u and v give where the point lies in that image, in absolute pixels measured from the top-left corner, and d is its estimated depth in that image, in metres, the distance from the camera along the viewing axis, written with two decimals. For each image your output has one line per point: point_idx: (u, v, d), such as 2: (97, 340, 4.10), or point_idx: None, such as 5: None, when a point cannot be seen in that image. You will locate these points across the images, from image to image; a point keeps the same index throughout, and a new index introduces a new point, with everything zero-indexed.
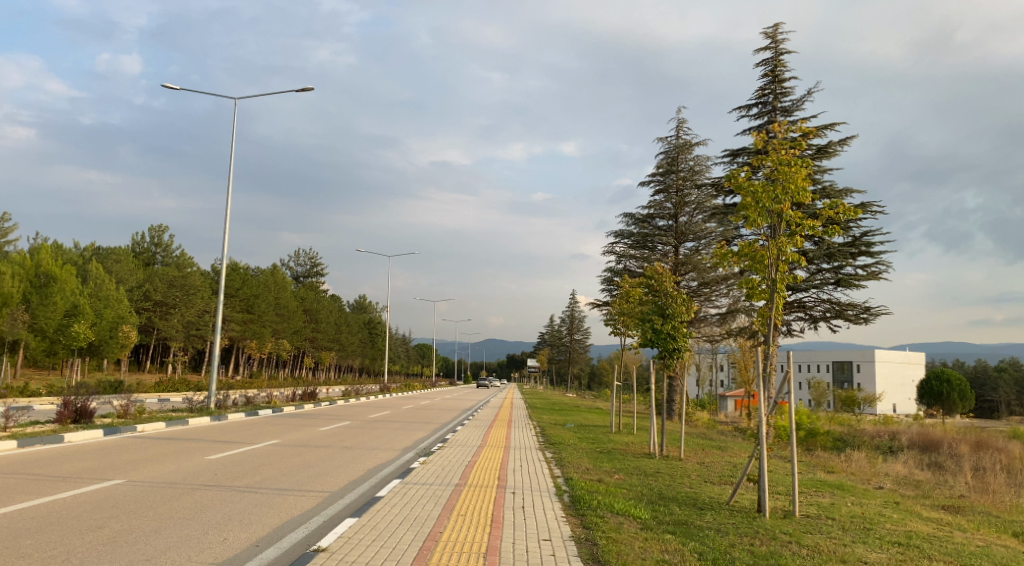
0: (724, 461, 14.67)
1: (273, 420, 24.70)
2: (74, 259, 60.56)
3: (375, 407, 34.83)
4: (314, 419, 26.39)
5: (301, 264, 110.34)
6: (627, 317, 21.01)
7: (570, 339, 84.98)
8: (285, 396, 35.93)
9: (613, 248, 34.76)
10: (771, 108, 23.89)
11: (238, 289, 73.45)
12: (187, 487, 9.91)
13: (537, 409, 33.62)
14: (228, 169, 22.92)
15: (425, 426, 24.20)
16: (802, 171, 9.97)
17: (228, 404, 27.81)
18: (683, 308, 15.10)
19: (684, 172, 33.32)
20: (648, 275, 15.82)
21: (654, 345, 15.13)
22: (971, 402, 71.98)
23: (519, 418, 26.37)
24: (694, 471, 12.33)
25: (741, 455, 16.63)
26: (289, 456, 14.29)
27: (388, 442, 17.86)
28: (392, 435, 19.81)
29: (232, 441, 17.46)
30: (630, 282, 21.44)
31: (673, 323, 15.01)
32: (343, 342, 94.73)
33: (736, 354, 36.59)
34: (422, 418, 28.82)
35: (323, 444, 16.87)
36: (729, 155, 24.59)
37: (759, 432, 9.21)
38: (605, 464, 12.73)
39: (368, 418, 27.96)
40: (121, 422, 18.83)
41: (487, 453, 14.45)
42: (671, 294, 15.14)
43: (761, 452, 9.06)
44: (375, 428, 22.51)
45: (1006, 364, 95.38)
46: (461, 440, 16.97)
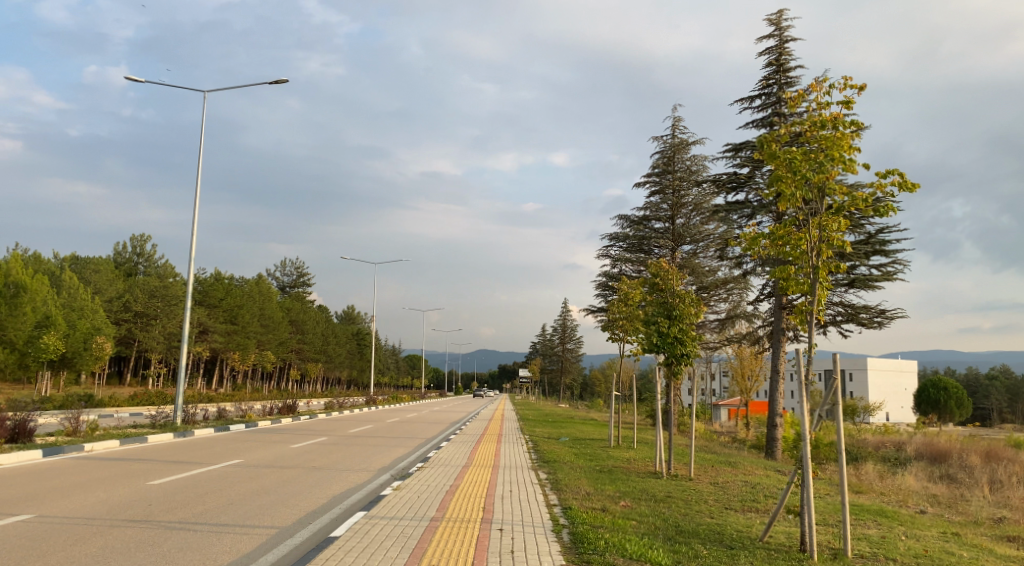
0: (741, 479, 13.06)
1: (245, 436, 22.93)
2: (49, 270, 58.65)
3: (358, 421, 33.05)
4: (290, 434, 24.66)
5: (288, 273, 108.45)
6: (627, 321, 19.50)
7: (561, 348, 83.36)
8: (264, 410, 34.18)
9: (607, 251, 33.23)
10: (776, 100, 22.41)
11: (222, 300, 71.62)
12: (104, 526, 8.12)
13: (528, 420, 31.97)
14: (197, 167, 21.43)
15: (409, 441, 22.54)
16: (850, 133, 7.66)
17: (197, 419, 26.02)
18: (692, 311, 13.45)
19: (682, 171, 31.90)
20: (652, 274, 13.99)
21: (660, 351, 13.46)
22: (969, 411, 70.67)
23: (510, 431, 24.75)
24: (711, 495, 10.69)
25: (758, 472, 15.00)
26: (250, 480, 12.59)
27: (364, 460, 16.12)
28: (371, 452, 18.12)
29: (190, 460, 15.74)
30: (628, 283, 19.87)
31: (681, 326, 13.38)
32: (329, 353, 92.78)
33: (733, 362, 35.00)
34: (406, 433, 27.12)
35: (291, 463, 15.16)
36: (730, 149, 23.00)
37: (804, 447, 7.49)
38: (607, 487, 11.09)
39: (348, 432, 26.29)
40: (69, 440, 17.04)
41: (472, 475, 12.75)
42: (677, 294, 13.53)
43: (805, 476, 7.42)
44: (353, 445, 20.74)
45: (998, 371, 94.54)
46: (444, 458, 15.29)
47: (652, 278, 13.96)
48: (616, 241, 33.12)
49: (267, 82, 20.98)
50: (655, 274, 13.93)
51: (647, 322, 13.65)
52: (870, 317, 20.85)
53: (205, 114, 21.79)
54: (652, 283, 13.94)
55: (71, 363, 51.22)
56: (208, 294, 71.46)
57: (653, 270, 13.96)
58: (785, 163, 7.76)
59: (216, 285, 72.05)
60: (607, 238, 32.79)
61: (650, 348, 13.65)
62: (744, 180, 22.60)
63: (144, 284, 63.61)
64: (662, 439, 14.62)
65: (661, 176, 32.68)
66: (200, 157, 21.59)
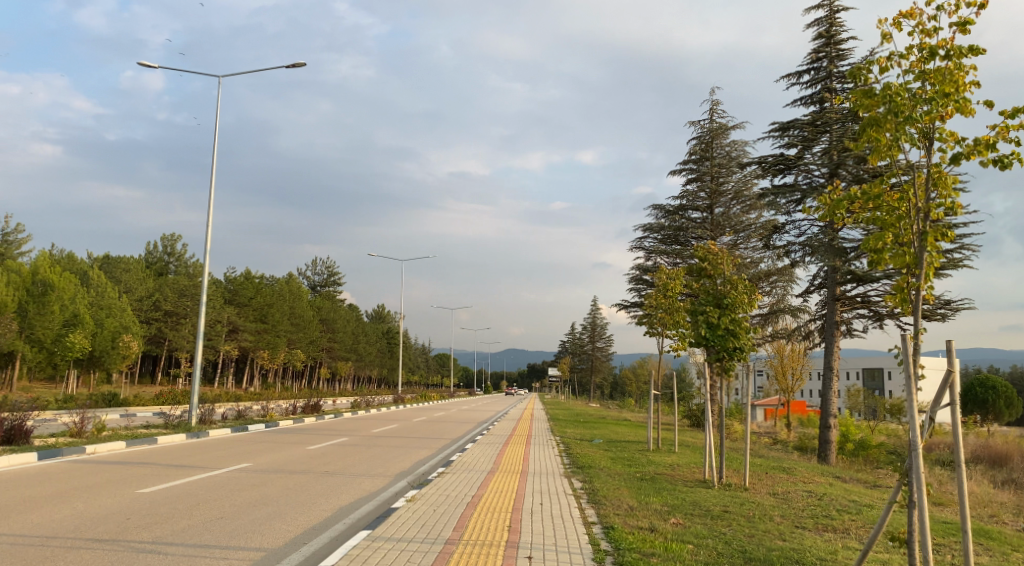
0: (805, 489, 11.54)
1: (262, 437, 21.79)
2: (79, 269, 58.59)
3: (382, 420, 31.85)
4: (310, 435, 23.53)
5: (318, 272, 108.24)
6: (667, 315, 18.02)
7: (592, 346, 81.75)
8: (288, 409, 33.17)
9: (642, 243, 31.72)
10: (826, 74, 20.80)
11: (252, 298, 71.20)
12: (60, 549, 6.87)
13: (560, 421, 30.52)
14: (213, 156, 20.58)
15: (434, 442, 21.22)
16: (966, 64, 6.02)
17: (215, 418, 25.04)
18: (747, 300, 11.97)
19: (720, 158, 30.59)
20: (697, 261, 12.46)
21: (709, 345, 11.93)
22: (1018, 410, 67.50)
23: (541, 432, 23.38)
24: (776, 510, 9.20)
25: (818, 480, 13.44)
26: (254, 487, 11.39)
27: (382, 464, 14.80)
28: (392, 456, 16.81)
29: (195, 463, 14.58)
30: (667, 273, 18.35)
31: (732, 316, 11.84)
32: (359, 352, 92.20)
33: (773, 360, 33.11)
34: (433, 433, 25.87)
35: (303, 467, 13.92)
36: (778, 128, 21.38)
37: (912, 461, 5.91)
38: (653, 500, 9.63)
39: (372, 433, 25.14)
40: (70, 442, 16.00)
41: (497, 484, 11.37)
42: (729, 281, 12.04)
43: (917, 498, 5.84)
44: (375, 446, 19.49)
45: None
46: (468, 463, 13.88)
47: (699, 264, 12.43)
48: (650, 232, 31.56)
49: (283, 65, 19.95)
50: (702, 259, 12.40)
51: (694, 311, 12.12)
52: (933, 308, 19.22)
53: (220, 101, 20.90)
54: (700, 269, 12.42)
55: (99, 362, 50.88)
56: (237, 292, 71.09)
57: (699, 255, 12.42)
58: (881, 104, 6.13)
59: (246, 283, 71.53)
60: (641, 229, 31.28)
61: (697, 342, 12.12)
62: (793, 162, 21.09)
63: (173, 283, 63.28)
64: (713, 440, 13.07)
65: (698, 163, 31.32)
66: (215, 145, 20.71)
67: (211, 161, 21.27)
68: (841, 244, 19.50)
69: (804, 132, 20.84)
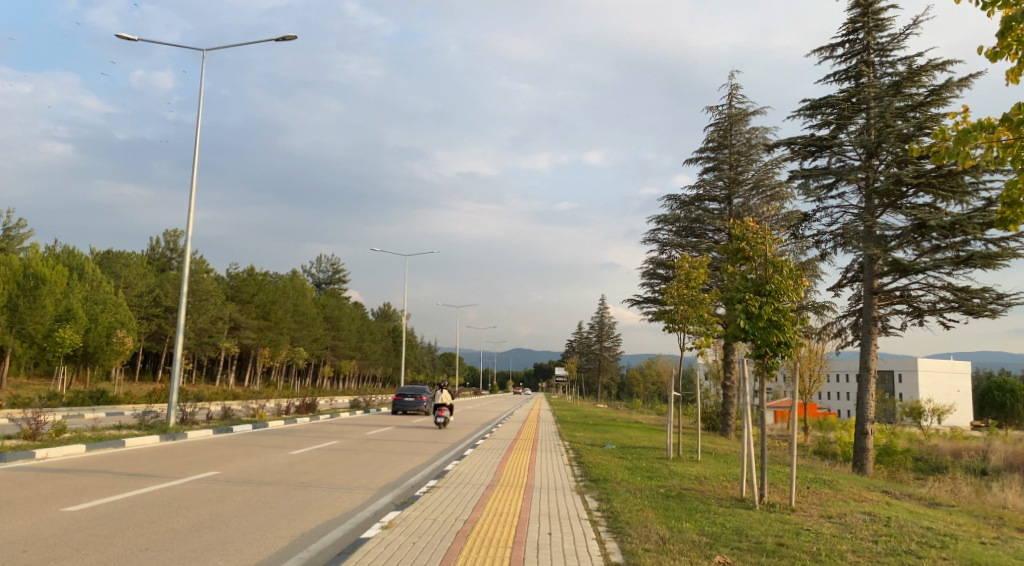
0: (863, 511, 9.79)
1: (245, 439, 20.13)
2: (74, 264, 57.03)
3: (379, 422, 30.18)
4: (298, 437, 21.83)
5: (322, 270, 106.75)
6: (688, 307, 16.32)
7: (599, 346, 80.06)
8: (281, 409, 31.55)
9: (655, 235, 30.03)
10: (863, 45, 18.92)
11: (254, 295, 70.15)
12: None
13: (568, 423, 28.82)
14: (194, 140, 19.63)
15: (432, 447, 19.46)
16: None
17: (198, 418, 23.43)
18: (794, 289, 10.20)
19: (740, 146, 28.90)
20: (733, 245, 10.73)
21: (747, 339, 10.15)
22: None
23: (547, 436, 21.76)
24: (845, 543, 7.47)
25: (870, 497, 11.71)
26: (211, 503, 9.78)
27: (368, 473, 13.07)
28: (383, 463, 15.08)
29: (153, 471, 12.86)
30: (689, 261, 16.60)
31: (775, 306, 10.07)
32: (364, 350, 90.58)
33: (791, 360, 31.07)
34: (433, 436, 24.14)
35: (275, 477, 12.17)
36: (809, 106, 19.55)
37: None
38: (688, 530, 7.89)
39: (367, 435, 23.46)
40: (23, 445, 14.39)
41: (496, 503, 9.64)
42: (772, 263, 10.27)
43: None
44: (366, 452, 17.78)
45: None
46: (465, 475, 12.06)
47: (735, 248, 10.69)
48: (664, 224, 29.79)
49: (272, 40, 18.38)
50: (738, 240, 10.62)
51: (728, 297, 10.35)
52: (982, 302, 17.45)
53: (204, 78, 19.46)
54: (736, 252, 10.69)
55: (93, 358, 49.38)
56: (239, 289, 70.21)
57: (734, 238, 10.67)
58: None
59: (249, 280, 70.70)
60: (654, 221, 29.56)
61: (730, 337, 10.37)
62: (828, 142, 19.32)
63: (175, 278, 61.86)
64: (750, 449, 11.31)
65: (717, 152, 29.63)
66: (197, 128, 19.82)
67: (194, 143, 19.70)
68: (880, 232, 17.76)
69: (838, 109, 18.98)
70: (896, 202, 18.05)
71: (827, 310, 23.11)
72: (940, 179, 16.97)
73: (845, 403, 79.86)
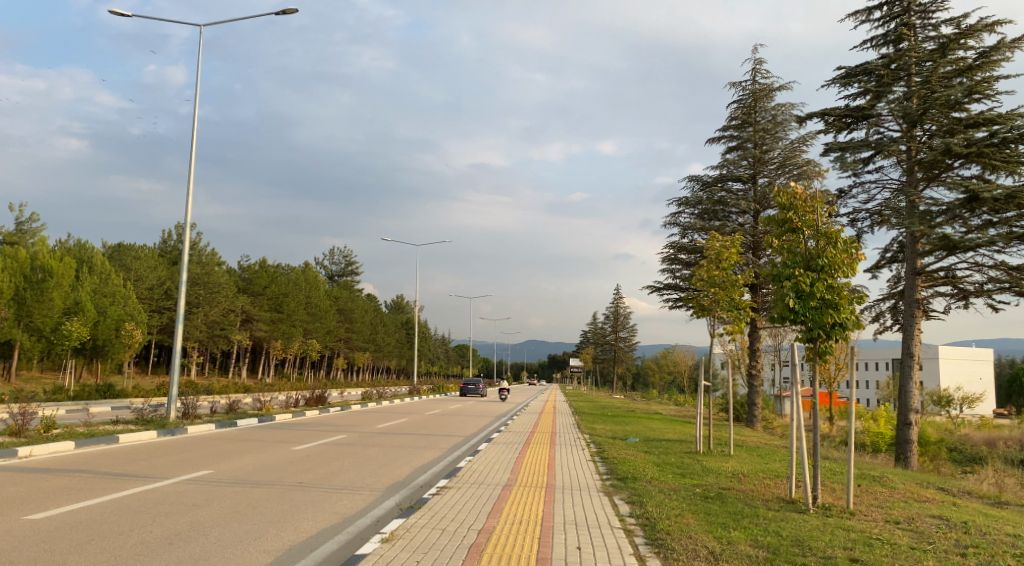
0: (931, 514, 8.66)
1: (249, 434, 19.16)
2: (85, 257, 56.30)
3: (391, 414, 29.22)
4: (304, 431, 20.80)
5: (335, 262, 106.06)
6: (718, 290, 15.17)
7: (614, 336, 78.80)
8: (290, 402, 30.61)
9: (676, 217, 28.82)
10: (902, 6, 17.53)
11: (267, 287, 69.44)
12: None
13: (587, 415, 27.77)
14: (194, 114, 18.38)
15: (444, 441, 18.33)
16: None
17: (202, 412, 22.53)
18: (849, 263, 8.97)
19: (765, 123, 27.77)
20: (778, 216, 9.47)
21: (797, 321, 8.94)
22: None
23: (566, 428, 20.63)
24: (930, 559, 6.39)
25: (930, 496, 10.58)
26: (193, 507, 8.69)
27: (375, 472, 11.98)
28: (390, 459, 13.98)
29: (142, 469, 11.83)
30: (719, 240, 15.37)
31: (827, 283, 8.88)
32: (378, 342, 89.75)
33: None
34: (446, 429, 23.05)
35: (272, 476, 11.10)
36: (843, 75, 18.27)
37: None
38: (741, 544, 6.77)
39: (376, 429, 22.40)
40: (8, 443, 13.44)
41: (514, 508, 8.52)
42: (825, 235, 9.07)
43: None
44: (374, 446, 16.73)
45: None
46: (479, 473, 10.91)
47: (782, 218, 9.40)
48: (685, 207, 28.54)
49: (272, 13, 17.30)
50: (785, 210, 9.34)
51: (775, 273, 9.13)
52: None
53: (202, 54, 18.43)
54: (783, 223, 9.41)
55: (103, 351, 48.76)
56: (252, 281, 69.60)
57: (781, 209, 9.39)
58: None
59: (261, 272, 70.06)
60: (675, 204, 28.33)
61: (777, 318, 9.15)
62: (864, 113, 18.05)
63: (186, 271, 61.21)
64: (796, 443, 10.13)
65: (740, 130, 28.51)
66: (195, 104, 18.50)
67: (193, 123, 18.73)
68: (925, 208, 16.47)
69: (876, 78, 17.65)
70: (941, 175, 16.72)
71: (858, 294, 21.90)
72: (991, 147, 15.62)
73: (865, 391, 78.19)
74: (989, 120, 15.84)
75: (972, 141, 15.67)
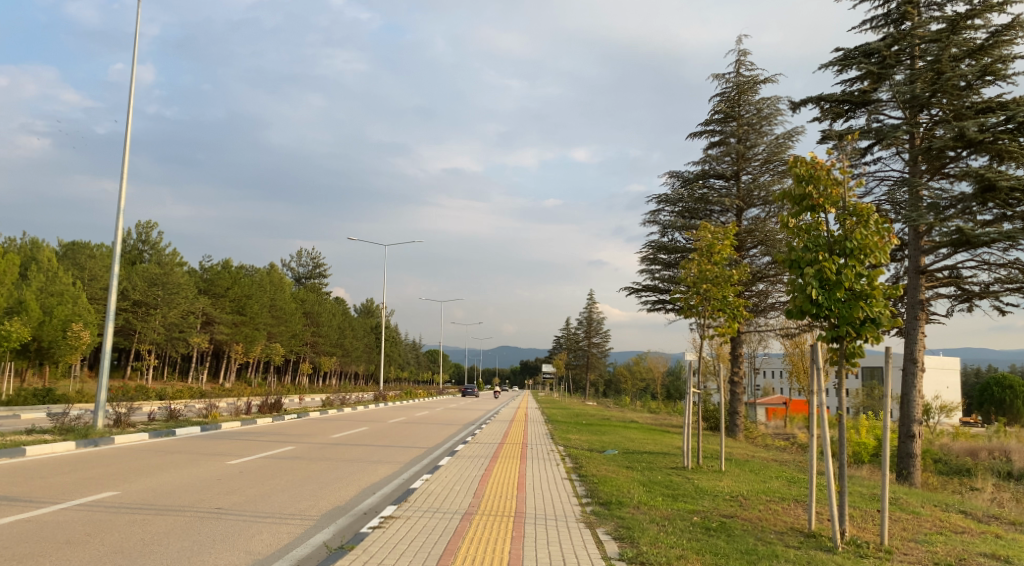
0: (983, 554, 7.20)
1: (184, 445, 17.15)
2: (33, 255, 53.52)
3: (351, 423, 27.23)
4: (248, 442, 18.78)
5: (303, 264, 103.51)
6: (707, 286, 13.62)
7: (588, 343, 77.16)
8: (242, 409, 28.48)
9: (656, 216, 27.36)
10: None
11: (229, 289, 66.86)
12: None
13: (560, 423, 26.26)
14: (130, 80, 17.56)
15: (401, 454, 16.43)
16: None
17: (138, 420, 20.42)
18: (882, 248, 7.40)
19: (749, 117, 26.54)
20: (793, 193, 7.93)
21: (819, 315, 7.35)
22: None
23: (537, 439, 18.94)
24: None
25: (964, 525, 9.05)
26: (63, 548, 6.83)
27: (313, 494, 10.15)
28: (336, 477, 12.10)
29: (33, 488, 9.91)
30: (709, 231, 13.77)
31: (855, 271, 7.30)
32: (346, 347, 87.27)
33: (793, 353, 29.23)
34: (407, 440, 21.13)
35: (187, 500, 9.25)
36: (841, 58, 16.95)
37: None
38: None
39: (330, 438, 20.43)
40: None
41: (472, 551, 6.75)
42: (854, 212, 7.52)
43: None
44: (321, 460, 14.89)
45: None
46: (434, 499, 9.11)
47: (800, 195, 7.85)
48: (666, 205, 27.11)
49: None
50: (804, 183, 7.82)
51: (792, 260, 7.57)
52: None
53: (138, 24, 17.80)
54: (801, 200, 7.87)
55: (48, 354, 46.07)
56: (214, 282, 66.76)
57: (797, 182, 7.86)
58: None
59: (223, 273, 67.33)
60: (655, 201, 26.88)
61: (794, 313, 7.57)
62: (863, 99, 16.71)
63: (143, 270, 58.46)
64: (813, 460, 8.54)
65: (724, 124, 27.22)
66: (133, 71, 17.59)
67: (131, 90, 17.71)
68: (931, 200, 15.14)
69: (877, 60, 16.31)
70: (946, 165, 15.46)
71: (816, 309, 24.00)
72: (1005, 135, 14.35)
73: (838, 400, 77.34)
74: (1003, 104, 14.57)
75: (985, 126, 14.38)
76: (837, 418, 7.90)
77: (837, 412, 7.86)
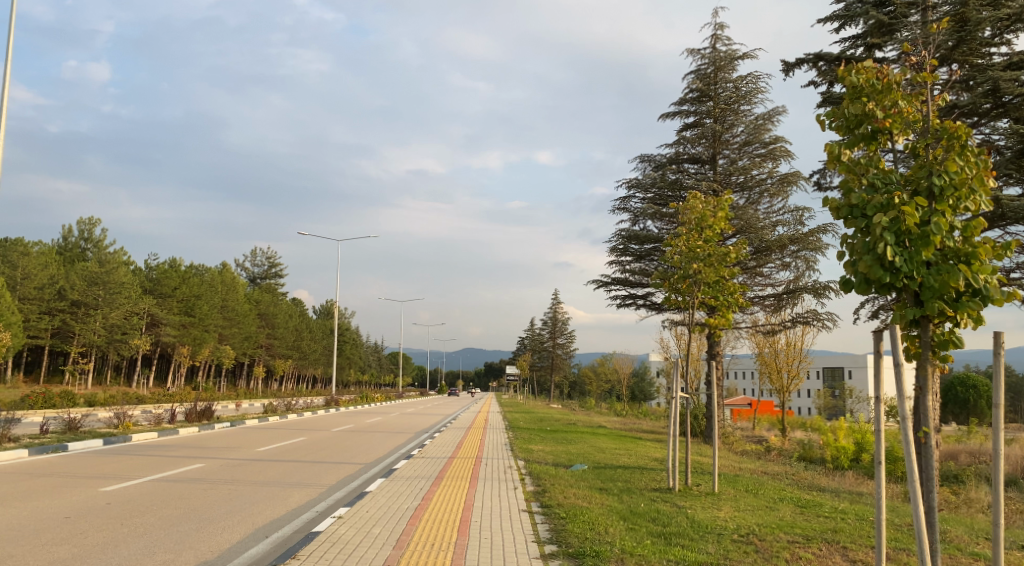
0: None
1: (64, 464, 14.10)
2: None
3: (289, 432, 24.26)
4: (152, 459, 15.78)
5: (257, 263, 99.47)
6: (695, 268, 11.25)
7: (551, 344, 74.94)
8: (165, 418, 25.28)
9: (627, 203, 25.01)
10: None
11: (176, 288, 62.51)
12: None
13: (523, 430, 23.81)
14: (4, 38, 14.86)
15: (330, 474, 13.64)
16: None
17: (26, 433, 17.28)
18: (985, 185, 5.05)
19: (726, 96, 24.33)
20: (844, 115, 5.53)
21: (897, 286, 4.96)
22: (999, 411, 65.01)
23: (494, 452, 16.40)
24: None
25: None
26: None
27: (180, 542, 7.47)
28: (228, 510, 9.34)
29: None
30: (694, 201, 11.40)
31: (946, 221, 4.91)
32: (302, 349, 83.66)
33: (766, 354, 27.12)
34: (346, 453, 18.31)
35: None
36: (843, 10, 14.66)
37: None
38: None
39: (252, 452, 17.51)
40: None
41: None
42: (942, 136, 5.15)
43: None
44: (225, 484, 12.07)
45: (1003, 369, 86.30)
46: (333, 556, 6.45)
47: (859, 116, 5.45)
48: (637, 190, 24.75)
49: None
50: (859, 99, 5.46)
51: (851, 207, 5.17)
52: None
53: None
54: (859, 125, 5.48)
55: None
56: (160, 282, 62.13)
57: (849, 99, 5.50)
58: None
59: (171, 272, 63.36)
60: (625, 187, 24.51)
61: (854, 285, 5.16)
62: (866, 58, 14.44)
63: (81, 268, 54.52)
64: (883, 499, 6.23)
65: (699, 103, 24.95)
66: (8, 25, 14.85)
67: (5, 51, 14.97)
68: None
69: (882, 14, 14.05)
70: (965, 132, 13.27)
71: (785, 304, 22.80)
72: None
73: (804, 401, 76.21)
74: None
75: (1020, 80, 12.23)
76: (924, 439, 5.59)
77: (926, 429, 5.55)
